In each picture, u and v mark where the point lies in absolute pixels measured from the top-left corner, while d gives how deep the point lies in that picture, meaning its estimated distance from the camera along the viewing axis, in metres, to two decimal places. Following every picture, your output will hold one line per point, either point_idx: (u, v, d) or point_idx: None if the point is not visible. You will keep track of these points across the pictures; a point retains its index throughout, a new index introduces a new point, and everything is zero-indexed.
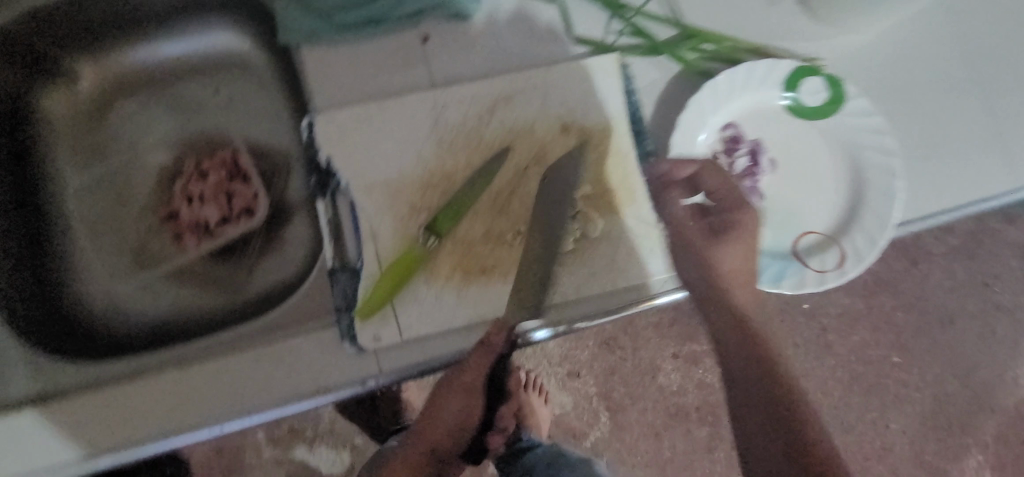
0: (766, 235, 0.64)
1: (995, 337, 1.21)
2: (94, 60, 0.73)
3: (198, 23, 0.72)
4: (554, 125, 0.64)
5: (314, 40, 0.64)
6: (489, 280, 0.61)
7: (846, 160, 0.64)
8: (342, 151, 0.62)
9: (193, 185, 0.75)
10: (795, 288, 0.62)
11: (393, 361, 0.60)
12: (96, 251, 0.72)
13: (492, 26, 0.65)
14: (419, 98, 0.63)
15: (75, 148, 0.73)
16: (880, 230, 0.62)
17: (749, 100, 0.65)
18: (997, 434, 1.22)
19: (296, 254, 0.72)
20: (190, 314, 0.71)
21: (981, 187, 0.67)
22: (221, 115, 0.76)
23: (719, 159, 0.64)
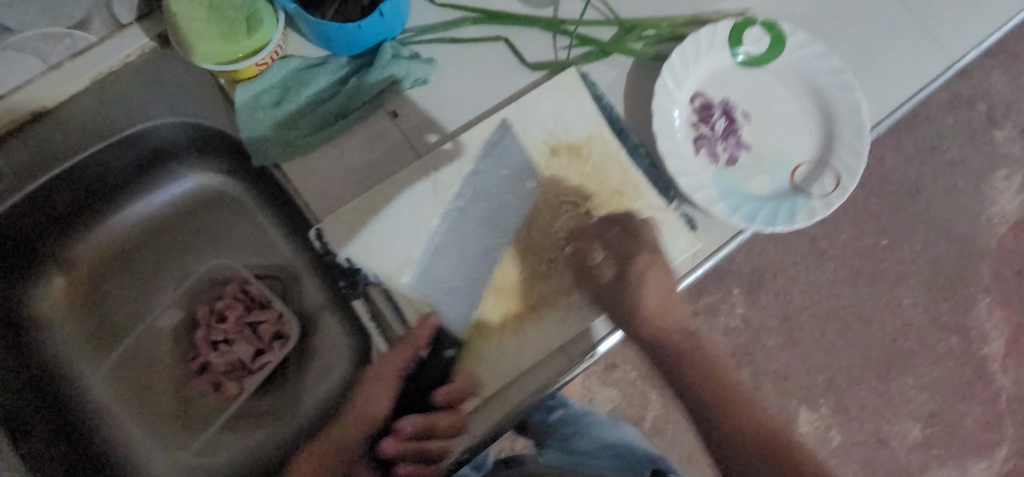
0: (765, 181, 0.68)
1: (959, 190, 1.25)
2: (68, 249, 0.71)
3: (164, 174, 0.72)
4: (544, 150, 0.67)
5: (293, 155, 0.64)
6: (541, 314, 0.63)
7: (807, 91, 0.69)
8: (361, 248, 0.62)
9: (214, 330, 0.73)
10: (810, 218, 0.66)
11: (481, 424, 0.61)
12: (142, 434, 0.70)
13: (452, 82, 0.67)
14: (412, 172, 0.64)
15: (77, 339, 0.71)
16: (860, 141, 0.67)
17: (705, 67, 0.69)
18: (995, 275, 1.24)
19: (339, 356, 0.72)
20: (260, 456, 0.70)
21: (923, 74, 0.73)
22: (211, 251, 0.75)
23: (699, 128, 0.68)
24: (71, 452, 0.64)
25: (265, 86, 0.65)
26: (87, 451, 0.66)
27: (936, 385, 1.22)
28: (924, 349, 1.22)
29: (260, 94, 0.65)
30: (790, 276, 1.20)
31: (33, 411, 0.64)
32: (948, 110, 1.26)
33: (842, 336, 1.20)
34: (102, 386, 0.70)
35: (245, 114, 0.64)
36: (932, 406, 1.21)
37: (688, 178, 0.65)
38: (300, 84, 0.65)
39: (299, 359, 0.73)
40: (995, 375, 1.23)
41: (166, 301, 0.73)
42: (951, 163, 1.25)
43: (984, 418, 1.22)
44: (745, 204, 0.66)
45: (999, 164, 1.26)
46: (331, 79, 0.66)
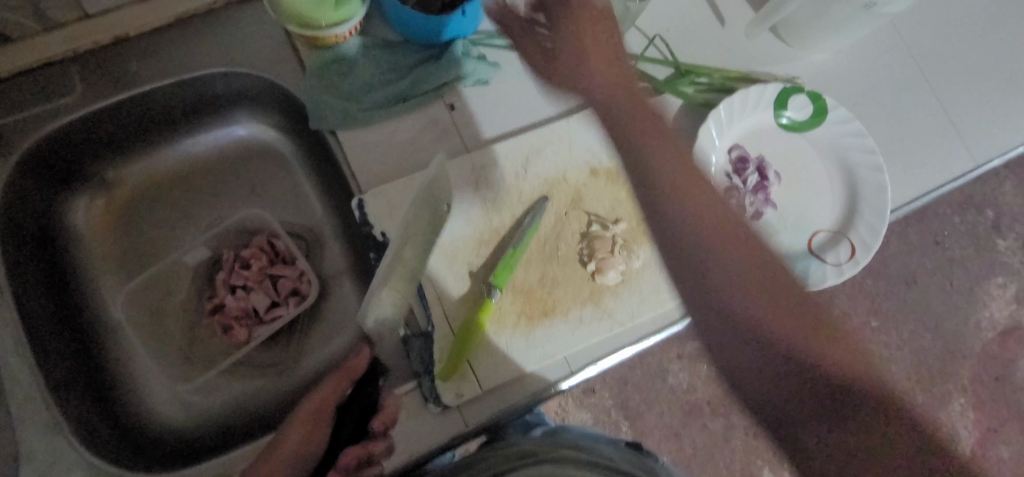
0: (783, 240, 0.71)
1: (954, 287, 1.29)
2: (113, 170, 0.73)
3: (220, 117, 0.75)
4: (583, 170, 0.70)
5: (350, 125, 0.67)
6: (552, 321, 0.66)
7: (838, 164, 0.73)
8: (399, 225, 0.65)
9: (236, 275, 0.74)
10: (819, 283, 0.69)
11: (477, 413, 0.64)
12: (148, 360, 0.71)
13: (510, 88, 0.71)
14: (459, 164, 0.68)
15: (103, 255, 0.73)
16: (879, 219, 0.70)
17: (748, 123, 0.73)
18: (971, 375, 1.29)
19: (348, 324, 0.76)
20: (254, 405, 0.72)
21: (946, 170, 0.77)
22: (246, 200, 0.77)
23: (732, 179, 0.71)
24: (78, 365, 0.66)
25: (338, 57, 0.68)
26: (92, 365, 0.68)
27: None
28: None
29: (332, 63, 0.69)
30: None
31: (50, 317, 0.66)
32: (957, 210, 1.30)
33: None
34: (119, 305, 0.72)
35: (315, 80, 0.68)
36: None
37: None
38: (370, 61, 0.69)
39: (308, 319, 0.76)
40: None
41: (195, 240, 0.75)
42: (951, 260, 1.29)
43: None
44: None
45: (996, 270, 1.31)
46: (399, 63, 0.70)
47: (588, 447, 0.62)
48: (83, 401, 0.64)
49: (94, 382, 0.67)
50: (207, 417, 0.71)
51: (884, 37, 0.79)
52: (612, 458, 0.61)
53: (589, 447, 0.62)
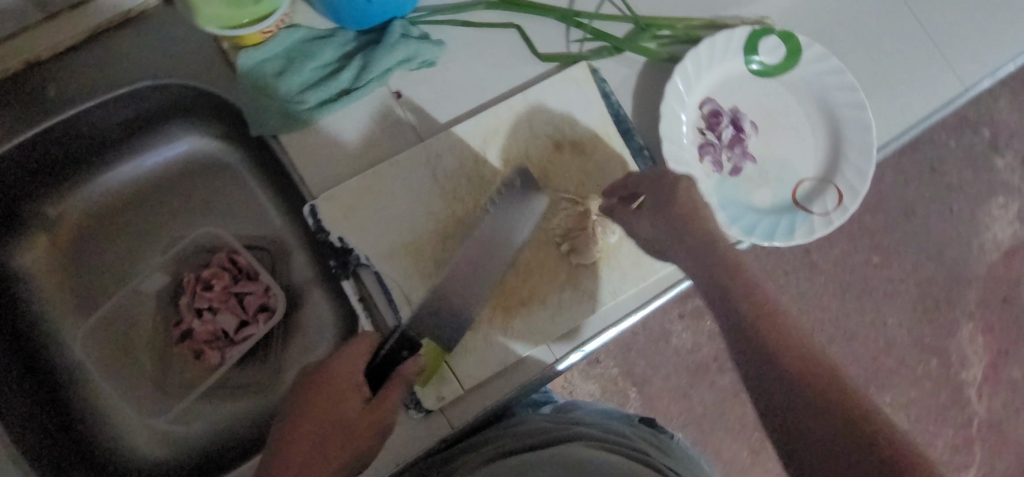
0: (767, 195, 0.67)
1: (954, 214, 1.25)
2: (53, 205, 0.69)
3: (159, 135, 0.70)
4: (547, 144, 0.66)
5: (292, 127, 0.62)
6: (530, 309, 0.63)
7: (818, 106, 0.68)
8: (355, 228, 0.61)
9: (199, 297, 0.71)
10: (807, 235, 0.65)
11: (462, 414, 0.61)
12: (120, 396, 0.69)
13: (460, 66, 0.66)
14: (413, 154, 0.63)
15: (60, 291, 0.70)
16: (865, 161, 0.66)
17: (718, 74, 0.68)
18: (979, 300, 1.25)
19: (322, 333, 0.72)
20: (234, 428, 0.69)
21: (934, 98, 0.72)
22: (202, 217, 0.74)
23: (706, 135, 0.67)
24: (46, 413, 0.63)
25: (269, 55, 0.63)
26: (62, 408, 0.65)
27: (912, 404, 1.22)
28: (904, 368, 1.22)
29: (263, 62, 0.63)
30: (779, 285, 1.21)
31: (11, 367, 0.63)
32: (953, 133, 1.26)
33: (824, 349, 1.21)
34: (81, 345, 0.69)
35: (247, 83, 0.62)
36: (905, 425, 1.22)
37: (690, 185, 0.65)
38: (304, 54, 0.63)
39: (282, 334, 0.72)
40: (970, 400, 1.24)
41: (153, 265, 0.72)
42: (950, 186, 1.25)
43: (954, 441, 1.23)
44: (745, 216, 0.66)
45: (996, 191, 1.27)
46: (336, 53, 0.64)
47: (603, 423, 0.59)
48: (56, 448, 0.61)
49: (65, 426, 0.64)
50: (189, 447, 0.68)
51: None
52: (628, 433, 0.57)
53: (605, 425, 0.59)
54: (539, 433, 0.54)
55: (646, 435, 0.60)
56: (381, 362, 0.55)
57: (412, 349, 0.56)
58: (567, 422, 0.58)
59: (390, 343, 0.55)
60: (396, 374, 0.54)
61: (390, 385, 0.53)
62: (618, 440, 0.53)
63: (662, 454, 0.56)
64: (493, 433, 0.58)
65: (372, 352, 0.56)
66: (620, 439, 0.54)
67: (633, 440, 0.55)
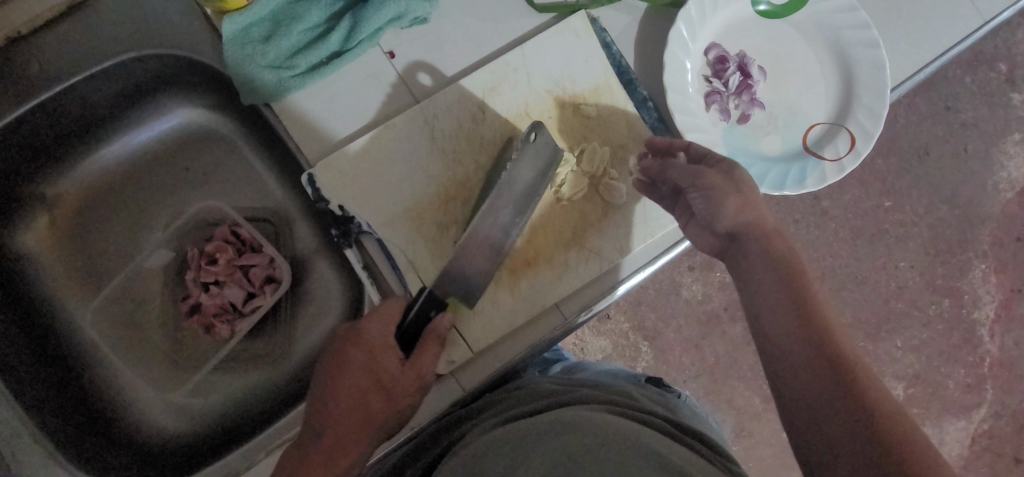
0: (776, 141, 0.65)
1: (968, 153, 1.22)
2: (49, 185, 0.68)
3: (149, 108, 0.69)
4: (548, 100, 0.63)
5: (284, 94, 0.60)
6: (537, 271, 0.61)
7: (829, 46, 0.65)
8: (356, 195, 0.60)
9: (205, 272, 0.70)
10: (820, 182, 0.63)
11: (472, 377, 0.61)
12: (132, 373, 0.69)
13: (454, 22, 0.63)
14: (410, 116, 0.61)
15: (68, 270, 0.70)
16: (878, 102, 0.64)
17: (723, 16, 0.65)
18: (993, 240, 1.23)
19: (329, 301, 0.72)
20: (251, 398, 0.69)
21: (951, 31, 0.69)
22: (200, 192, 0.73)
23: (712, 83, 0.64)
24: (63, 391, 0.64)
25: (254, 19, 0.60)
26: (79, 385, 0.66)
27: (924, 346, 1.22)
28: (916, 311, 1.21)
29: (248, 27, 0.61)
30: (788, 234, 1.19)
31: (21, 349, 0.63)
32: (967, 69, 1.22)
33: (835, 295, 1.20)
34: (89, 326, 0.69)
35: (233, 49, 0.60)
36: (916, 366, 1.22)
37: (696, 135, 0.63)
38: (290, 17, 0.61)
39: (288, 304, 0.72)
40: (982, 340, 1.23)
41: (157, 241, 0.72)
42: (964, 125, 1.22)
43: (967, 380, 1.23)
44: (755, 165, 0.64)
45: (1012, 127, 1.22)
46: (325, 13, 0.62)
47: (613, 385, 0.59)
48: (78, 427, 0.62)
49: (82, 402, 0.65)
50: (206, 421, 0.68)
51: None
52: (634, 393, 0.58)
53: (616, 386, 0.59)
54: (547, 396, 0.54)
55: (653, 394, 0.61)
56: (412, 325, 0.55)
57: (440, 307, 0.56)
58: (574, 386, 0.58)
59: (418, 305, 0.55)
60: (430, 331, 0.55)
61: (422, 347, 0.54)
62: (625, 401, 0.53)
63: (668, 412, 0.56)
64: (501, 395, 0.59)
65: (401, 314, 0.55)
66: (627, 400, 0.54)
67: (640, 402, 0.55)
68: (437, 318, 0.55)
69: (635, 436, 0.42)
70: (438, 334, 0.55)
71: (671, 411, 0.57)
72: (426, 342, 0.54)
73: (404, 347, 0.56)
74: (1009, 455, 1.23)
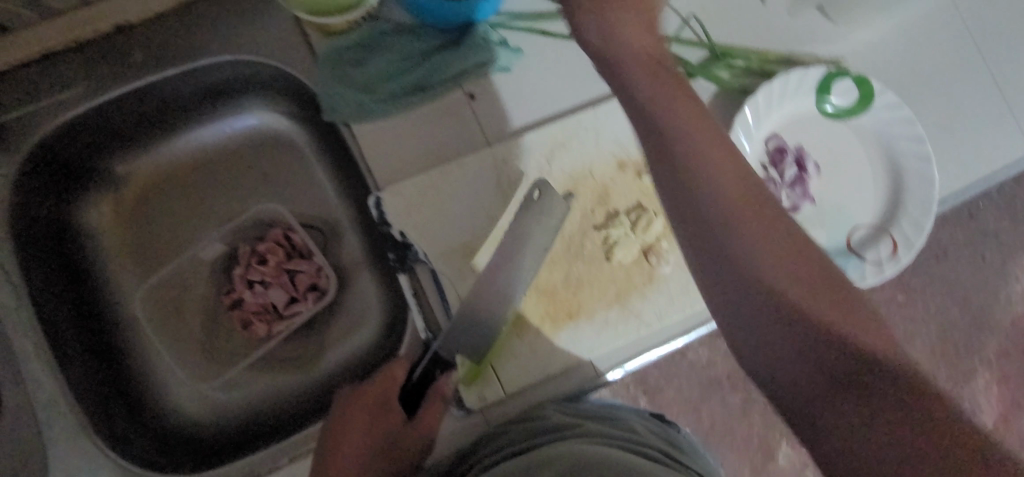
0: (822, 236, 0.68)
1: (985, 262, 1.22)
2: (122, 164, 0.71)
3: (229, 106, 0.72)
4: (611, 162, 0.66)
5: (365, 118, 0.64)
6: (577, 324, 0.64)
7: (883, 154, 0.68)
8: (418, 225, 0.63)
9: (253, 271, 0.72)
10: (858, 283, 0.66)
11: (499, 415, 0.63)
12: (166, 357, 0.70)
13: (534, 75, 0.67)
14: (481, 157, 0.64)
15: (124, 248, 0.72)
16: (923, 215, 0.67)
17: (787, 110, 0.68)
18: (999, 350, 1.25)
19: (366, 316, 0.74)
20: (276, 400, 0.71)
21: (1001, 155, 0.72)
22: (258, 191, 0.75)
23: (769, 171, 0.67)
24: (101, 365, 0.66)
25: (348, 43, 0.64)
26: (116, 361, 0.68)
27: None
28: None
29: (341, 50, 0.64)
30: None
31: (71, 318, 0.65)
32: None
33: None
34: (134, 305, 0.71)
35: (325, 68, 0.64)
36: None
37: None
38: (382, 47, 0.65)
39: (326, 314, 0.74)
40: None
41: (210, 231, 0.74)
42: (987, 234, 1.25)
43: None
44: None
45: None
46: (415, 49, 0.65)
47: (619, 416, 0.60)
48: (109, 404, 0.63)
49: (116, 379, 0.66)
50: (231, 416, 0.70)
51: (937, 15, 0.72)
52: (639, 430, 0.59)
53: (623, 418, 0.60)
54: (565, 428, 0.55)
55: (655, 429, 0.62)
56: (418, 385, 0.60)
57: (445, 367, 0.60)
58: (581, 418, 0.58)
59: (423, 366, 0.59)
60: (433, 392, 0.59)
61: (427, 406, 0.59)
62: (635, 444, 0.54)
63: (674, 452, 0.57)
64: (512, 424, 0.60)
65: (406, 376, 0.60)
66: (636, 442, 0.55)
67: (646, 442, 0.56)
68: (442, 380, 0.59)
69: None
70: (441, 395, 0.59)
71: (675, 449, 0.59)
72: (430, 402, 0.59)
73: (409, 407, 0.60)
74: None
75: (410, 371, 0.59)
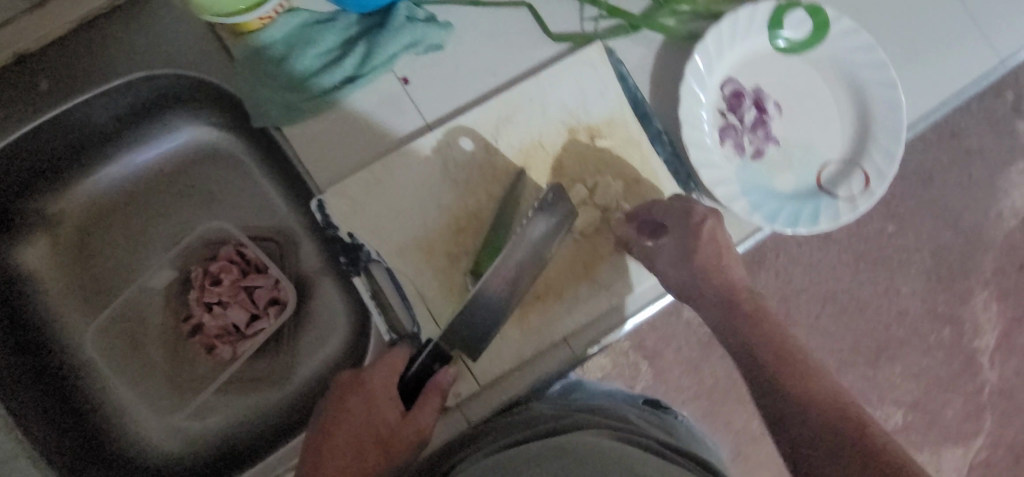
0: (790, 178, 0.65)
1: (973, 181, 1.22)
2: (54, 200, 0.67)
3: (157, 125, 0.68)
4: (561, 131, 0.63)
5: (295, 118, 0.59)
6: (546, 304, 0.61)
7: (846, 84, 0.65)
8: (366, 224, 0.59)
9: (208, 293, 0.69)
10: (833, 221, 0.63)
11: (478, 410, 0.60)
12: (131, 394, 0.68)
13: (468, 49, 0.63)
14: (423, 144, 0.60)
15: (70, 287, 0.69)
16: (894, 142, 0.64)
17: (740, 51, 0.64)
18: (995, 268, 1.23)
19: (333, 325, 0.71)
20: (250, 422, 0.69)
21: (967, 71, 0.69)
22: (203, 210, 0.72)
23: (727, 117, 0.64)
24: (61, 411, 0.63)
25: (267, 42, 0.59)
26: (77, 406, 0.65)
27: (923, 373, 1.22)
28: (917, 337, 1.21)
29: (261, 50, 0.60)
30: (792, 257, 1.18)
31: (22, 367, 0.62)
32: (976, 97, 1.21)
33: (837, 319, 1.19)
34: (88, 345, 0.68)
35: (245, 72, 0.59)
36: (916, 394, 1.22)
37: (710, 171, 0.62)
38: (304, 41, 0.60)
39: (291, 327, 0.71)
40: (982, 367, 1.23)
41: (157, 259, 0.71)
42: (971, 152, 1.22)
43: (965, 408, 1.23)
44: (767, 203, 0.63)
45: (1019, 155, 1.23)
46: (339, 37, 0.61)
47: (612, 410, 0.58)
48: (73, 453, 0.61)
49: (79, 424, 0.64)
50: (206, 443, 0.67)
51: None
52: (633, 416, 0.58)
53: (616, 412, 0.58)
54: (551, 420, 0.53)
55: (650, 416, 0.61)
56: (415, 378, 0.56)
57: (445, 361, 0.56)
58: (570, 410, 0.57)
59: (422, 360, 0.55)
60: (432, 386, 0.55)
61: (425, 400, 0.55)
62: (627, 428, 0.53)
63: (666, 433, 0.57)
64: (500, 420, 0.58)
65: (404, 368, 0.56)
66: (628, 426, 0.53)
67: (638, 426, 0.55)
68: (440, 374, 0.55)
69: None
70: (440, 390, 0.55)
71: (667, 431, 0.58)
72: (428, 396, 0.55)
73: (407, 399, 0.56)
74: None
75: (403, 365, 0.56)
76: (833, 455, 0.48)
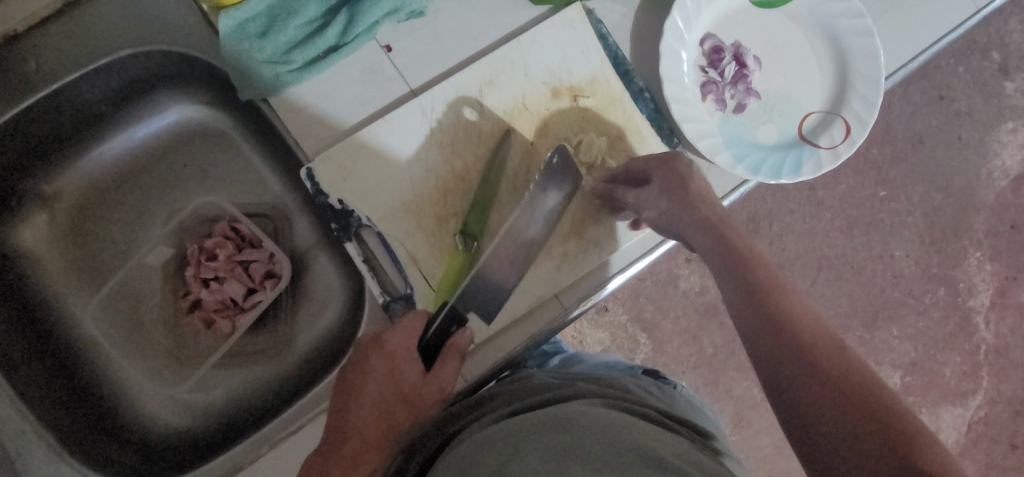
0: (772, 130, 0.66)
1: (962, 142, 1.23)
2: (48, 182, 0.68)
3: (147, 105, 0.69)
4: (544, 92, 0.64)
5: (281, 89, 0.60)
6: (536, 261, 0.62)
7: (823, 35, 0.66)
8: (355, 189, 0.60)
9: (204, 268, 0.70)
10: (815, 171, 0.64)
11: (473, 368, 0.61)
12: (132, 369, 0.69)
13: (449, 15, 0.63)
14: (409, 109, 0.61)
15: (69, 266, 0.70)
16: (872, 90, 0.64)
17: (718, 8, 0.65)
18: (987, 228, 1.24)
19: (330, 296, 0.72)
20: (251, 393, 0.70)
21: (944, 19, 0.69)
22: (196, 188, 0.73)
23: (708, 73, 0.65)
24: (66, 386, 0.64)
25: (250, 14, 0.59)
26: (81, 381, 0.66)
27: (920, 335, 1.23)
28: (912, 299, 1.22)
29: (245, 23, 0.60)
30: (785, 224, 1.19)
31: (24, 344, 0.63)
32: (961, 59, 1.22)
33: (833, 284, 1.20)
34: (90, 322, 0.69)
35: (230, 44, 0.60)
36: (913, 355, 1.23)
37: (692, 125, 0.63)
38: (287, 12, 0.61)
39: (289, 299, 0.72)
40: (977, 327, 1.24)
41: (154, 237, 0.72)
42: (958, 114, 1.22)
43: (961, 368, 1.24)
44: (751, 154, 0.64)
45: (1006, 115, 1.23)
46: (320, 7, 0.61)
47: (610, 379, 0.58)
48: (79, 425, 0.62)
49: (83, 398, 0.65)
50: (208, 415, 0.68)
51: None
52: (631, 386, 0.57)
53: (614, 382, 0.58)
54: (549, 389, 0.53)
55: (650, 387, 0.61)
56: (433, 340, 0.57)
57: (461, 323, 0.58)
58: (570, 380, 0.57)
59: (441, 322, 0.56)
60: (451, 346, 0.57)
61: (445, 359, 0.56)
62: (623, 396, 0.52)
63: (661, 401, 0.57)
64: (500, 387, 0.58)
65: (423, 328, 0.56)
66: (624, 394, 0.53)
67: (636, 395, 0.54)
68: (459, 334, 0.57)
69: (647, 430, 0.43)
70: (458, 349, 0.57)
71: (666, 401, 0.58)
72: (447, 356, 0.57)
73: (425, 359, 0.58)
74: (1005, 441, 1.25)
75: (422, 326, 0.57)
76: (837, 438, 0.44)
